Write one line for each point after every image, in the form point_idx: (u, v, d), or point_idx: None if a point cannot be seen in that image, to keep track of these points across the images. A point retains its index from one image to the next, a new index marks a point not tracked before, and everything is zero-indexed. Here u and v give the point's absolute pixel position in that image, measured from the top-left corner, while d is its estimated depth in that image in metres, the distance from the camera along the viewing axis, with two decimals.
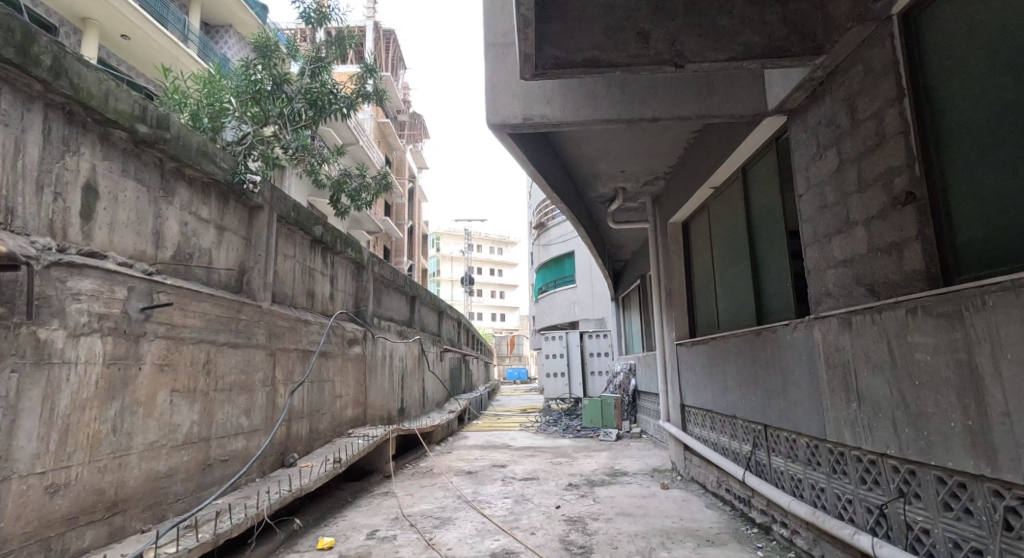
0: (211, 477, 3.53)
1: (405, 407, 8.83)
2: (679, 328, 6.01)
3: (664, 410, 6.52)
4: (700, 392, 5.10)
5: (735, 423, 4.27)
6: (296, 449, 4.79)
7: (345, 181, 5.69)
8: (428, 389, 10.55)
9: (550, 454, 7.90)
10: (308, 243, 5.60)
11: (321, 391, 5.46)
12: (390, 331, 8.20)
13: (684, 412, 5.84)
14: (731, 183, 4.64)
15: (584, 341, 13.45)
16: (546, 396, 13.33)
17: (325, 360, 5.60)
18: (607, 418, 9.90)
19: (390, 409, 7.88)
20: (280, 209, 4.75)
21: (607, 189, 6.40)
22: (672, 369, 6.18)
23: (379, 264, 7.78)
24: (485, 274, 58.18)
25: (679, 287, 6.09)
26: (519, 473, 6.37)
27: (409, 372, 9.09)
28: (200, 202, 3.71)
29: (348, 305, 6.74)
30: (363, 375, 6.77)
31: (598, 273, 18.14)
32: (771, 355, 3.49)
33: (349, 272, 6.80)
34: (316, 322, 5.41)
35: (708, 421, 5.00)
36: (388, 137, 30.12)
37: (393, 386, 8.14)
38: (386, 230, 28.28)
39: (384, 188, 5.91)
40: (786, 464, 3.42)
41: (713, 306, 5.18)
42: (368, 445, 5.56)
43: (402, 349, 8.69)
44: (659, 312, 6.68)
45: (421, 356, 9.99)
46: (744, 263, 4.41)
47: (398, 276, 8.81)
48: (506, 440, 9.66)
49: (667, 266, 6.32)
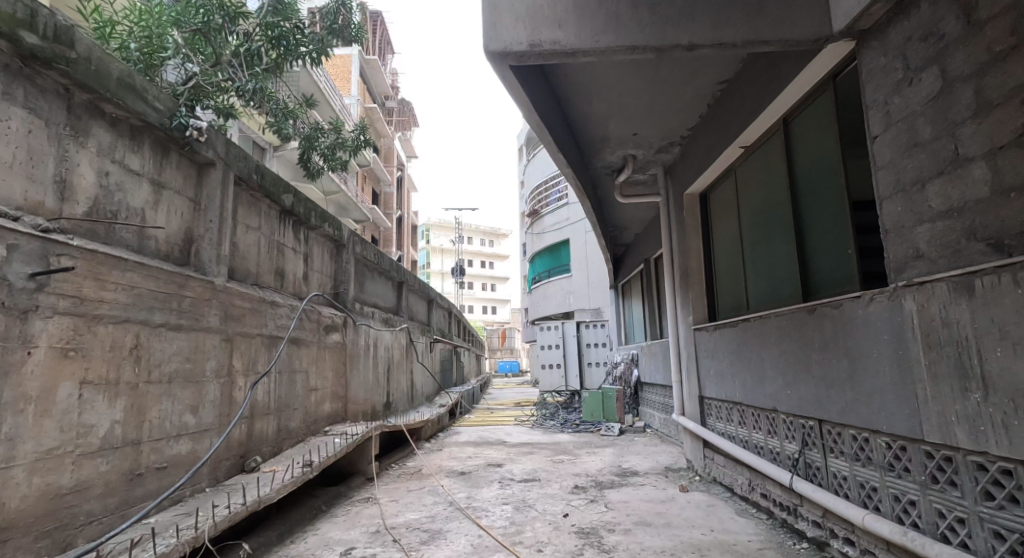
0: (141, 492, 2.84)
1: (392, 402, 8.14)
2: (697, 311, 5.39)
3: (678, 403, 5.90)
4: (726, 383, 4.49)
5: (775, 419, 3.66)
6: (261, 451, 4.10)
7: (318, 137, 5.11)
8: (417, 381, 9.84)
9: (549, 452, 7.25)
10: (278, 215, 4.89)
11: (293, 384, 4.77)
12: (375, 318, 7.51)
13: (704, 405, 5.22)
14: (766, 140, 4.02)
15: (581, 332, 12.90)
16: (542, 389, 12.72)
17: (297, 349, 4.90)
18: (609, 411, 9.31)
19: (374, 404, 7.19)
20: (240, 170, 4.04)
21: (614, 157, 5.75)
22: (688, 357, 5.56)
23: (362, 245, 7.06)
24: (476, 266, 57.44)
25: (697, 265, 5.46)
26: (517, 474, 5.72)
27: (395, 364, 8.40)
28: (127, 151, 3.00)
29: (326, 288, 6.03)
30: (343, 366, 6.08)
31: (595, 261, 17.55)
32: (834, 337, 2.87)
33: (327, 251, 6.09)
34: (286, 304, 4.71)
35: (736, 416, 4.40)
36: (376, 123, 29.23)
37: (378, 379, 7.46)
38: (373, 219, 27.43)
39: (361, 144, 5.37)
40: (852, 469, 2.81)
41: (741, 285, 4.57)
42: (347, 445, 4.88)
43: (387, 339, 8.00)
44: (672, 294, 6.04)
45: (408, 347, 9.29)
46: (784, 231, 3.79)
47: (383, 259, 8.10)
48: (501, 436, 9.01)
49: (682, 242, 5.68)
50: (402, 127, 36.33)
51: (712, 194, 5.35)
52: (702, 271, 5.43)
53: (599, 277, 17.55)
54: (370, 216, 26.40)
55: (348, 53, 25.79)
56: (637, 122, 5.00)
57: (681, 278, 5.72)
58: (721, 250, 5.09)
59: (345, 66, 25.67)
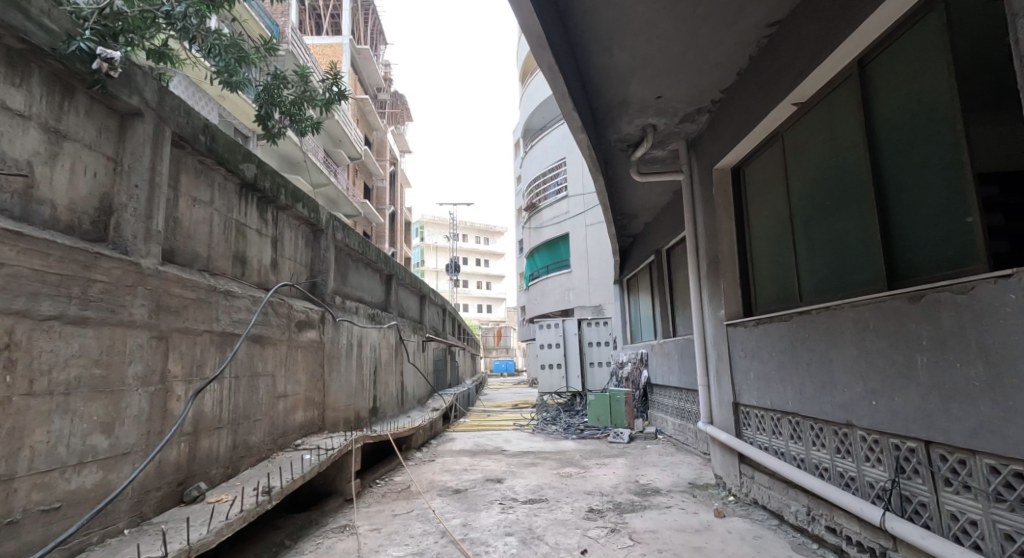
0: (13, 545, 2.11)
1: (379, 408, 7.37)
2: (729, 303, 4.66)
3: (704, 409, 5.17)
4: (774, 389, 3.77)
5: (849, 437, 2.93)
6: (208, 475, 3.32)
7: (279, 91, 4.68)
8: (407, 384, 9.08)
9: (554, 463, 6.51)
10: (238, 188, 4.12)
11: (255, 390, 3.99)
12: (359, 314, 6.75)
13: (739, 413, 4.50)
14: (826, 95, 3.30)
15: (582, 330, 12.16)
16: (542, 391, 11.97)
17: (261, 348, 4.12)
18: (618, 416, 8.59)
19: (358, 411, 6.42)
20: (181, 127, 3.28)
21: (632, 126, 5.02)
22: (718, 358, 4.84)
23: (344, 232, 6.30)
24: (471, 264, 56.70)
25: (729, 251, 4.72)
26: (521, 493, 4.97)
27: (383, 365, 7.62)
28: (3, 83, 2.23)
29: (299, 278, 5.25)
30: (320, 368, 5.31)
31: (596, 256, 16.87)
32: (959, 333, 2.14)
33: (301, 237, 5.31)
34: (246, 295, 3.94)
35: (786, 428, 3.68)
36: (367, 115, 28.41)
37: (362, 382, 6.69)
38: (365, 214, 26.61)
39: (331, 104, 4.89)
40: (988, 512, 2.10)
41: (789, 271, 3.85)
42: (320, 462, 4.12)
43: (374, 339, 7.23)
44: (696, 286, 5.31)
45: (398, 347, 8.52)
46: (852, 204, 3.08)
47: (369, 250, 7.33)
48: (499, 444, 8.25)
49: (711, 225, 4.96)
50: (395, 121, 35.51)
51: (746, 168, 4.63)
52: (735, 258, 4.69)
53: (600, 273, 16.84)
54: (362, 211, 25.59)
55: (338, 42, 24.94)
56: (663, 81, 4.26)
57: (710, 266, 4.99)
58: (761, 232, 4.37)
59: (335, 56, 24.92)
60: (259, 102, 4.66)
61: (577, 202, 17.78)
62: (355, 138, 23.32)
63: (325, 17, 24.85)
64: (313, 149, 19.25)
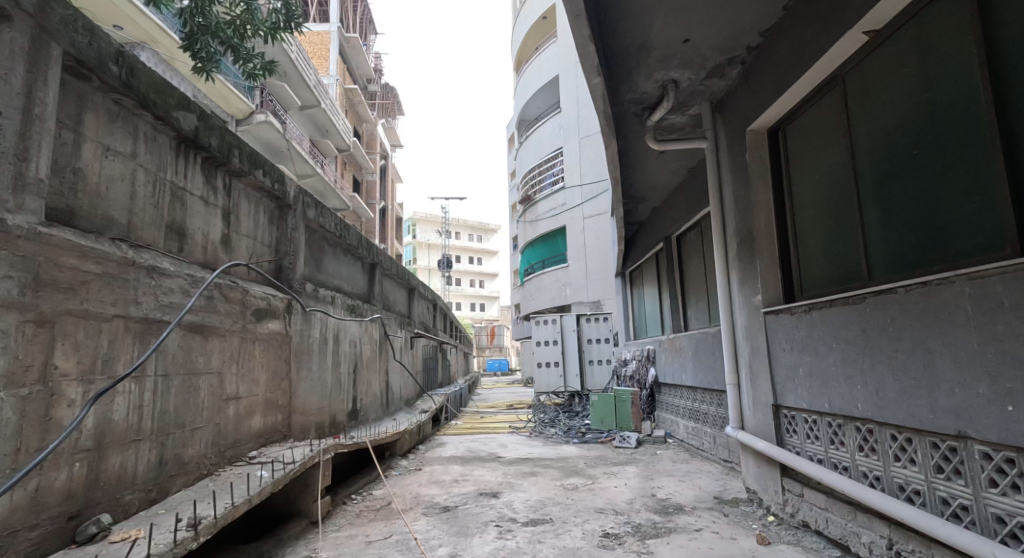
0: None
1: (359, 412, 6.60)
2: (768, 287, 3.97)
3: (732, 412, 4.46)
4: (836, 390, 3.06)
5: (962, 455, 2.24)
6: (117, 501, 2.56)
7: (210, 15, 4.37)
8: (392, 384, 8.31)
9: (555, 474, 5.78)
10: (175, 143, 3.35)
11: (193, 393, 3.21)
12: (336, 305, 5.99)
13: (781, 417, 3.79)
14: (915, 15, 2.59)
15: (581, 326, 11.46)
16: (538, 391, 11.24)
17: (204, 341, 3.35)
18: (624, 419, 7.88)
19: (333, 416, 5.65)
20: (79, 48, 2.51)
21: (651, 81, 4.30)
22: (752, 353, 4.13)
23: (318, 210, 5.54)
24: (463, 262, 55.93)
25: (765, 226, 4.03)
26: (520, 512, 4.23)
27: (363, 363, 6.86)
28: None
29: (261, 260, 4.49)
30: (285, 366, 4.54)
31: (595, 250, 16.19)
32: None
33: (264, 213, 4.56)
34: (183, 274, 3.16)
35: (851, 438, 2.98)
36: (357, 106, 27.60)
37: (339, 382, 5.92)
38: (353, 208, 25.76)
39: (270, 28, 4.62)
40: None
41: (850, 243, 3.16)
42: (280, 479, 3.37)
43: (353, 334, 6.46)
44: (723, 269, 4.61)
45: (382, 344, 7.76)
46: (956, 150, 2.38)
47: (348, 234, 6.57)
48: (493, 450, 7.51)
49: (743, 196, 4.26)
50: (386, 113, 34.69)
51: (787, 127, 3.94)
52: (773, 233, 4.00)
53: (598, 267, 16.14)
54: (350, 204, 24.75)
55: (326, 29, 24.15)
56: (692, 17, 3.55)
57: (742, 245, 4.29)
58: (808, 201, 3.68)
59: (322, 44, 24.21)
60: (188, 25, 4.35)
61: (574, 194, 17.09)
62: (343, 128, 22.50)
63: (312, 3, 24.02)
64: (299, 138, 18.43)
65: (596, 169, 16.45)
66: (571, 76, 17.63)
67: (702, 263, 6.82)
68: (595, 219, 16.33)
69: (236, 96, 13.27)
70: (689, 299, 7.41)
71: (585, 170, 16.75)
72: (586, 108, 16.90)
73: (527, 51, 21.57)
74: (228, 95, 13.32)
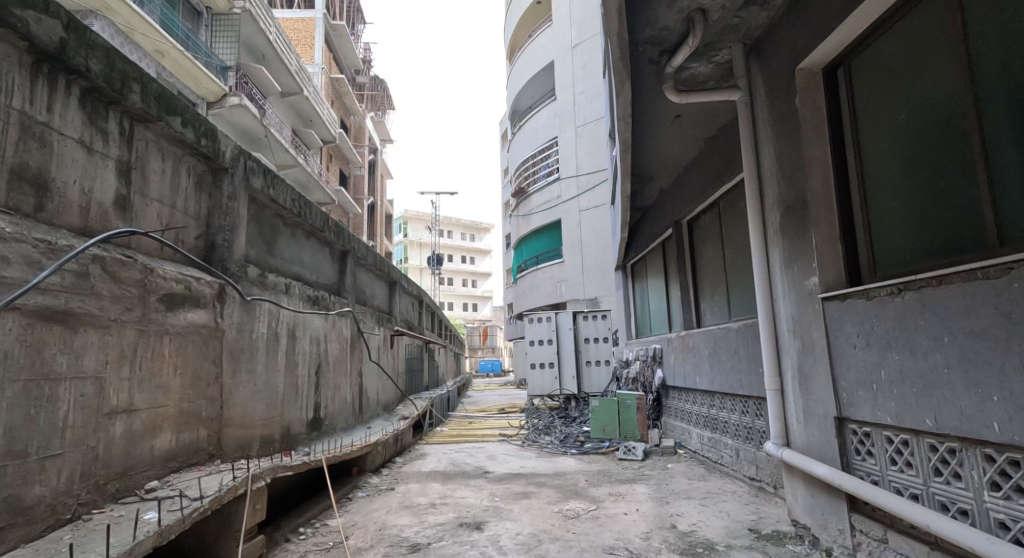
0: None
1: (322, 421, 5.67)
2: (826, 265, 3.10)
3: (772, 424, 3.56)
4: (955, 402, 2.19)
5: None
6: None
7: None
8: (366, 388, 7.38)
9: (551, 496, 4.89)
10: (29, 60, 2.43)
11: (42, 406, 2.28)
12: (294, 296, 5.08)
13: (846, 434, 2.93)
14: None
15: (578, 324, 10.57)
16: (531, 394, 10.34)
17: (68, 333, 2.42)
18: (628, 427, 7.04)
19: (285, 428, 4.71)
20: None
21: (675, 10, 3.44)
22: (804, 351, 3.26)
23: (270, 181, 4.62)
24: (455, 261, 54.95)
25: (822, 188, 3.15)
26: (508, 553, 3.33)
27: (328, 364, 5.92)
28: None
29: (184, 234, 3.57)
30: (213, 368, 3.61)
31: (592, 244, 15.39)
32: None
33: (187, 176, 3.63)
34: (29, 238, 2.25)
35: (975, 471, 2.15)
36: (343, 97, 26.60)
37: (294, 387, 4.98)
38: (339, 202, 24.76)
39: None
40: None
41: (967, 199, 2.34)
42: (189, 520, 2.49)
43: (313, 330, 5.52)
44: (760, 247, 3.74)
45: (353, 343, 6.83)
46: None
47: (310, 213, 5.64)
48: (479, 463, 6.60)
49: (790, 154, 3.39)
50: (374, 106, 33.72)
51: (851, 60, 3.05)
52: (833, 197, 3.13)
53: (596, 262, 15.26)
54: (336, 199, 23.77)
55: (311, 15, 23.22)
56: None
57: (789, 215, 3.42)
58: (885, 152, 2.82)
59: (307, 31, 23.25)
60: None
61: (570, 185, 16.21)
62: (328, 118, 21.52)
63: None
64: (277, 126, 17.44)
65: (593, 158, 15.58)
66: (567, 61, 16.76)
67: (723, 249, 5.95)
68: (592, 212, 15.47)
69: (204, 74, 12.32)
70: (705, 290, 6.55)
71: (582, 160, 15.88)
72: (583, 94, 16.05)
73: (520, 38, 20.68)
74: (196, 74, 12.38)
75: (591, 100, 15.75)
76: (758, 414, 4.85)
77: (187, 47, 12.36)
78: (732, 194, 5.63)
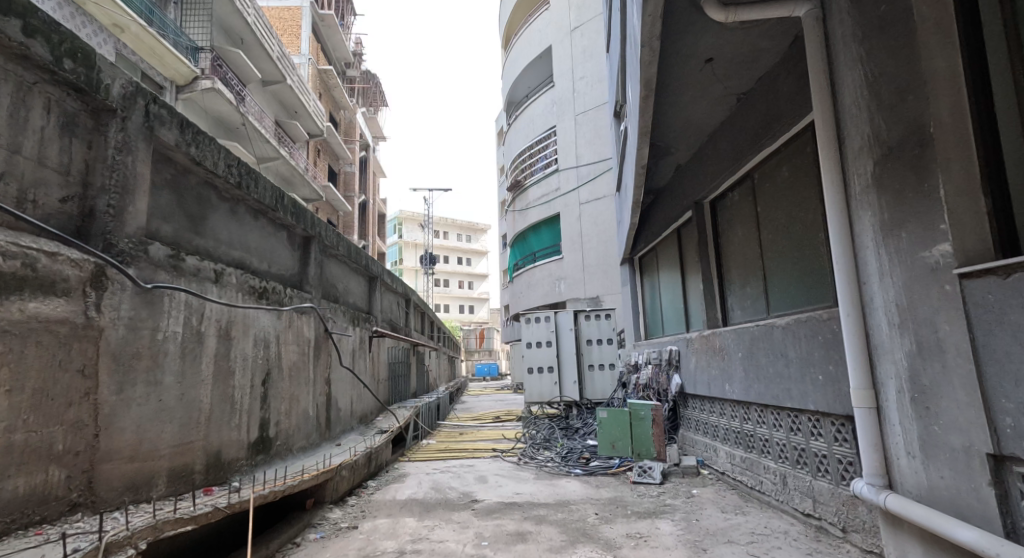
0: None
1: (270, 442, 4.62)
2: (962, 226, 2.09)
3: (864, 456, 2.55)
4: None
5: None
6: None
7: None
8: (334, 399, 6.35)
9: (552, 538, 3.85)
10: None
11: None
12: (231, 287, 4.05)
13: (1012, 482, 1.94)
14: None
15: (579, 324, 9.56)
16: (528, 401, 9.31)
17: None
18: (642, 443, 6.02)
19: (210, 455, 3.68)
20: None
21: None
22: (921, 354, 2.26)
23: (190, 136, 3.61)
24: (451, 262, 53.92)
25: (952, 114, 2.14)
26: None
27: (280, 371, 4.88)
28: None
29: (36, 195, 2.60)
30: (81, 382, 2.60)
31: (591, 240, 14.44)
32: None
33: (44, 112, 2.65)
34: None
35: None
36: (333, 90, 25.63)
37: (229, 402, 3.95)
38: (327, 199, 23.71)
39: None
40: None
41: None
42: None
43: (258, 329, 4.48)
44: (840, 211, 2.72)
45: (316, 346, 5.80)
46: None
47: (258, 187, 4.61)
48: (466, 489, 5.56)
49: (894, 72, 2.38)
50: (366, 101, 32.72)
51: None
52: (970, 127, 2.13)
53: (597, 259, 14.30)
54: (323, 196, 22.73)
55: (298, 4, 22.26)
56: None
57: (892, 161, 2.41)
58: None
59: (293, 20, 22.33)
60: None
61: (569, 177, 15.25)
62: (314, 110, 20.51)
63: None
64: (257, 116, 16.41)
65: (593, 148, 14.64)
66: (565, 45, 15.83)
67: (760, 230, 4.94)
68: (592, 204, 14.53)
69: (170, 52, 11.32)
70: (736, 282, 5.54)
71: (582, 149, 14.92)
72: (582, 80, 15.11)
73: (515, 26, 19.78)
74: (162, 54, 11.42)
75: (592, 86, 14.81)
76: (814, 433, 3.83)
77: (152, 25, 11.42)
78: (770, 162, 4.63)
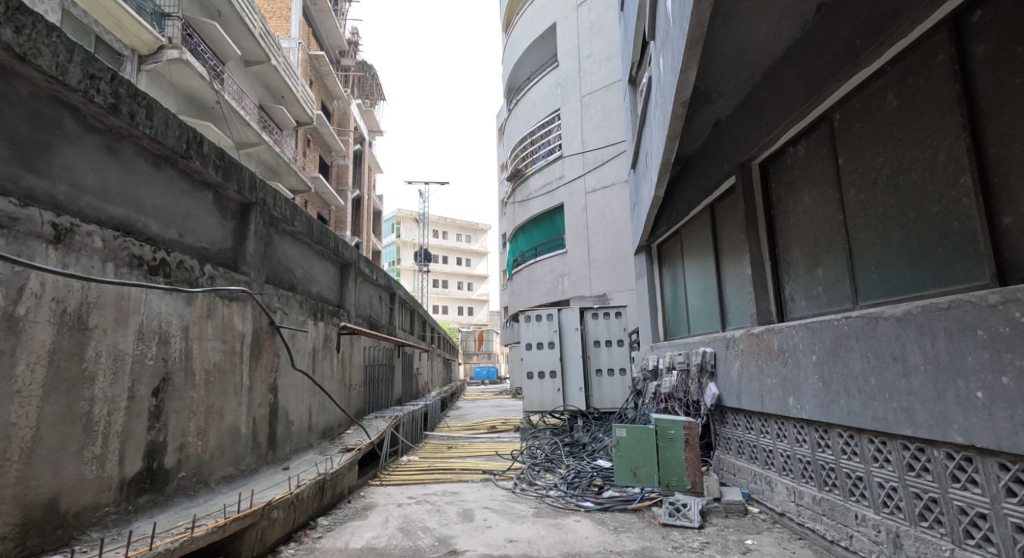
0: None
1: (167, 477, 3.31)
2: None
3: None
4: None
5: None
6: None
7: None
8: (282, 411, 5.03)
9: None
10: None
11: None
12: (94, 253, 2.79)
13: None
14: None
15: (585, 323, 8.24)
16: (527, 411, 8.01)
17: None
18: (671, 472, 4.70)
19: (30, 508, 2.40)
20: None
21: None
22: None
23: (12, 15, 2.37)
24: (450, 262, 52.63)
25: None
26: None
27: (191, 375, 3.60)
28: None
29: None
30: None
31: (598, 232, 13.13)
32: None
33: None
34: None
35: None
36: (325, 78, 24.40)
37: (77, 424, 2.66)
38: (317, 191, 22.44)
39: None
40: None
41: None
42: None
43: (148, 318, 3.19)
44: None
45: (254, 344, 4.50)
46: None
47: (157, 121, 3.32)
48: (444, 534, 4.23)
49: None
50: (361, 93, 31.52)
51: None
52: None
53: (604, 252, 13.01)
54: (312, 187, 21.43)
55: None
56: None
57: None
58: None
59: (282, 2, 21.15)
60: None
61: (573, 163, 13.97)
62: (302, 95, 19.28)
63: None
64: (236, 96, 15.16)
65: (601, 131, 13.37)
66: (571, 21, 14.57)
67: (841, 191, 3.64)
68: (600, 193, 13.25)
69: (128, 12, 10.02)
70: (800, 264, 4.23)
71: (588, 133, 13.65)
72: (590, 58, 13.86)
73: (518, 5, 18.51)
74: (119, 16, 10.13)
75: (600, 64, 13.57)
76: (957, 479, 2.56)
77: None
78: (867, 91, 3.33)
